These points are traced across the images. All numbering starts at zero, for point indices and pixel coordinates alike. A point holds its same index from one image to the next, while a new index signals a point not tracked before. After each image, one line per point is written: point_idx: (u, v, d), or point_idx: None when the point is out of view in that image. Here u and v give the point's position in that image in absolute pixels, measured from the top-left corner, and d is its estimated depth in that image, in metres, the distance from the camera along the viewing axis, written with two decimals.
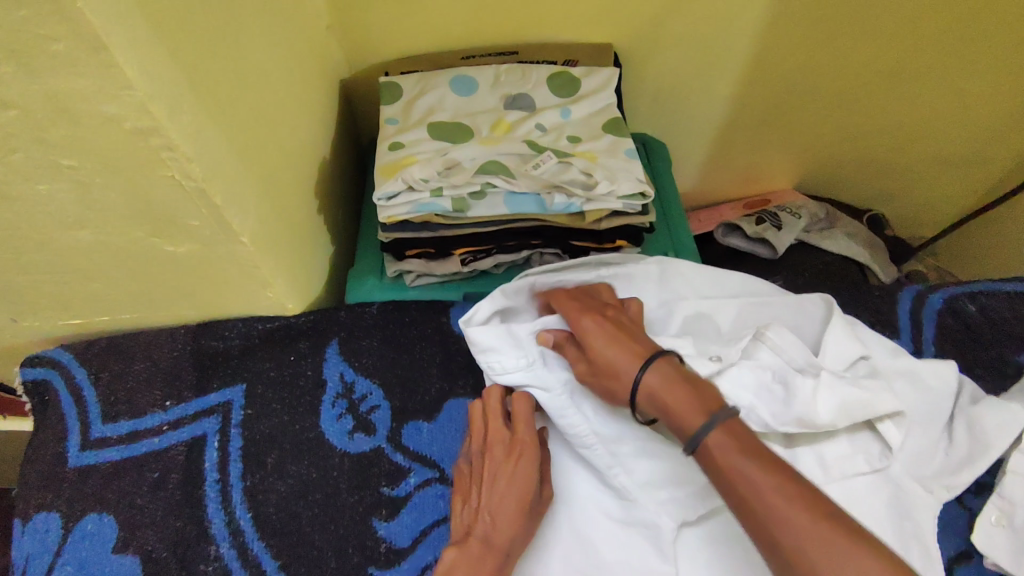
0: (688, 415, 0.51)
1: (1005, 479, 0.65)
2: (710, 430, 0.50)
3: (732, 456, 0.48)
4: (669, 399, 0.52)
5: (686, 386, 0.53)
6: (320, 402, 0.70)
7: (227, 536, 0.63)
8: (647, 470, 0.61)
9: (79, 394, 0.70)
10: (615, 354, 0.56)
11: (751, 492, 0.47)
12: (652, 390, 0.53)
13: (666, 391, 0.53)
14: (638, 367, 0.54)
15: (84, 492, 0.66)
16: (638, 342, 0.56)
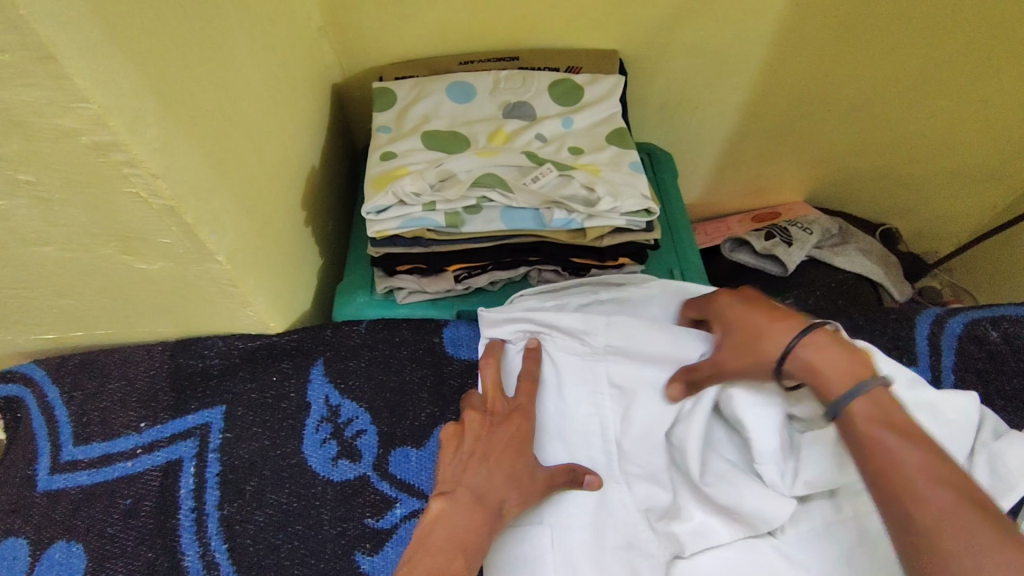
0: (838, 377, 0.50)
1: None
2: (862, 395, 0.49)
3: (878, 427, 0.47)
4: (819, 364, 0.51)
5: (839, 355, 0.51)
6: (302, 426, 0.66)
7: (201, 569, 0.59)
8: (654, 502, 0.60)
9: (51, 413, 0.67)
10: (757, 318, 0.54)
11: (890, 464, 0.45)
12: (801, 357, 0.52)
13: (816, 357, 0.51)
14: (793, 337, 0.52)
15: (52, 519, 0.62)
16: (788, 314, 0.54)
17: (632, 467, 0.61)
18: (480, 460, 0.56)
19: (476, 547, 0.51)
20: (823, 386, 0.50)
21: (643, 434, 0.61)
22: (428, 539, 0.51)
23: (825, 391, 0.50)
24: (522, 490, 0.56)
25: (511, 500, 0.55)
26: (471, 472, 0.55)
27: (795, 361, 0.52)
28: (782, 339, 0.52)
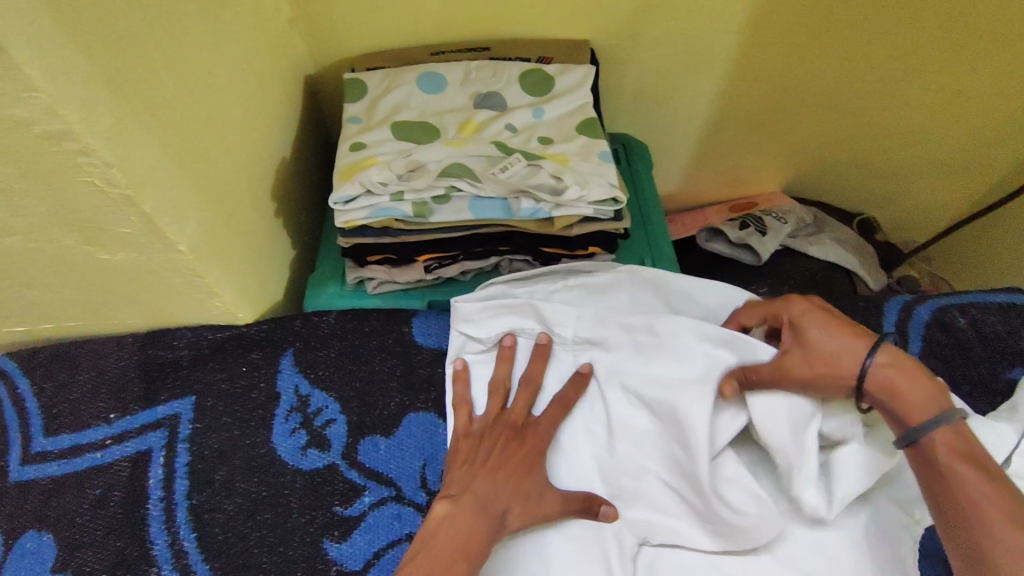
0: (918, 406, 0.52)
1: None
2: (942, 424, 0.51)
3: (956, 455, 0.49)
4: (898, 387, 0.53)
5: (917, 378, 0.53)
6: (272, 416, 0.66)
7: (170, 558, 0.60)
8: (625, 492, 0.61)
9: (22, 406, 0.67)
10: (839, 333, 0.55)
11: (963, 492, 0.48)
12: (880, 376, 0.53)
13: (898, 378, 0.53)
14: (869, 355, 0.54)
15: (22, 509, 0.62)
16: (864, 334, 0.55)
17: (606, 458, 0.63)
18: (490, 471, 0.58)
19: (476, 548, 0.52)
20: (903, 409, 0.52)
21: (623, 434, 0.63)
22: (428, 541, 0.52)
23: (903, 414, 0.52)
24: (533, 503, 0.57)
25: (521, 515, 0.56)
26: (478, 480, 0.57)
27: (876, 380, 0.53)
28: (858, 358, 0.54)
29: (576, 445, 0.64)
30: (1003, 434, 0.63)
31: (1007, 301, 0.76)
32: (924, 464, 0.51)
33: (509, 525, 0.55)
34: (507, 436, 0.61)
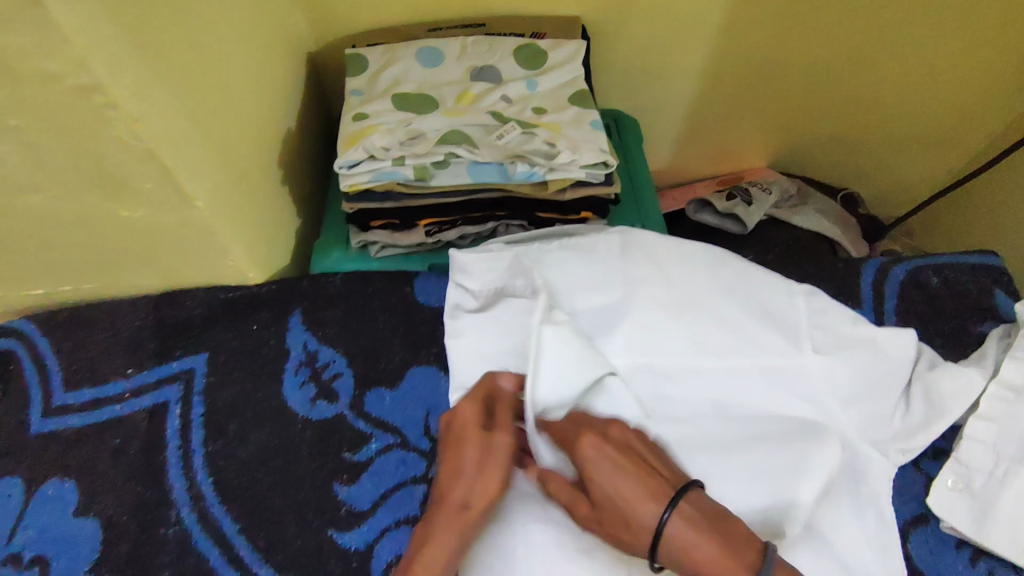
0: (731, 571, 0.46)
1: (962, 444, 0.67)
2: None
3: None
4: (698, 554, 0.46)
5: (715, 537, 0.47)
6: (282, 371, 0.70)
7: (188, 501, 0.63)
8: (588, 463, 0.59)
9: (42, 364, 0.70)
10: (625, 499, 0.49)
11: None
12: (677, 545, 0.47)
13: (694, 546, 0.47)
14: (660, 515, 0.47)
15: (45, 459, 0.65)
16: (658, 478, 0.49)
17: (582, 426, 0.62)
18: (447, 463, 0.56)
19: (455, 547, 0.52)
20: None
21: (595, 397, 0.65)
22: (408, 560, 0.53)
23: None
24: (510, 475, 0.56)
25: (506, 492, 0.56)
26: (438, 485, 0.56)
27: (668, 547, 0.47)
28: (649, 522, 0.48)
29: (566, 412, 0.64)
30: (972, 378, 0.67)
31: (977, 262, 0.81)
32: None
33: (473, 509, 0.54)
34: (463, 410, 0.59)
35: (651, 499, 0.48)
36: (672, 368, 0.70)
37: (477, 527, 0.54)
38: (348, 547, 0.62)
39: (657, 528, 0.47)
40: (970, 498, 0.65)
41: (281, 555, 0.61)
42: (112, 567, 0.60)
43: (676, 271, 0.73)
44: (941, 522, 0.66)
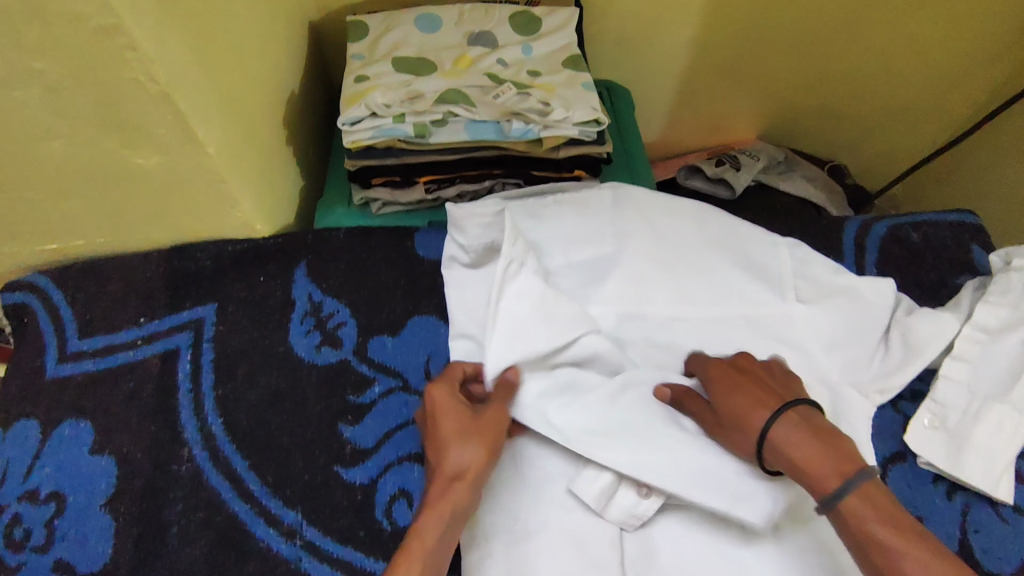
0: (824, 474, 0.51)
1: (938, 385, 0.70)
2: (850, 491, 0.49)
3: (870, 521, 0.49)
4: (797, 454, 0.52)
5: (817, 441, 0.52)
6: (289, 319, 0.73)
7: (200, 440, 0.66)
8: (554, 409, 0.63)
9: (57, 314, 0.73)
10: (739, 401, 0.57)
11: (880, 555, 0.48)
12: (776, 441, 0.53)
13: (793, 445, 0.53)
14: (769, 416, 0.54)
15: (60, 402, 0.68)
16: (771, 394, 0.56)
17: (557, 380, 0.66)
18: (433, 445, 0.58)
19: (434, 524, 0.52)
20: (813, 482, 0.51)
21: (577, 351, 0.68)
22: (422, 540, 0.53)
23: (810, 484, 0.52)
24: (462, 443, 0.56)
25: (467, 454, 0.55)
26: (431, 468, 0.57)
27: (775, 449, 0.54)
28: (756, 421, 0.55)
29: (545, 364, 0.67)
30: (948, 322, 0.70)
31: (957, 220, 0.84)
32: (841, 530, 0.50)
33: (466, 477, 0.54)
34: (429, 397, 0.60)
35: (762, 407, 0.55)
36: (663, 315, 0.74)
37: (475, 493, 0.54)
38: (353, 481, 0.65)
39: (765, 431, 0.54)
40: (944, 435, 0.68)
41: (290, 488, 0.65)
42: (128, 500, 0.64)
43: (665, 224, 0.77)
44: (918, 458, 0.69)
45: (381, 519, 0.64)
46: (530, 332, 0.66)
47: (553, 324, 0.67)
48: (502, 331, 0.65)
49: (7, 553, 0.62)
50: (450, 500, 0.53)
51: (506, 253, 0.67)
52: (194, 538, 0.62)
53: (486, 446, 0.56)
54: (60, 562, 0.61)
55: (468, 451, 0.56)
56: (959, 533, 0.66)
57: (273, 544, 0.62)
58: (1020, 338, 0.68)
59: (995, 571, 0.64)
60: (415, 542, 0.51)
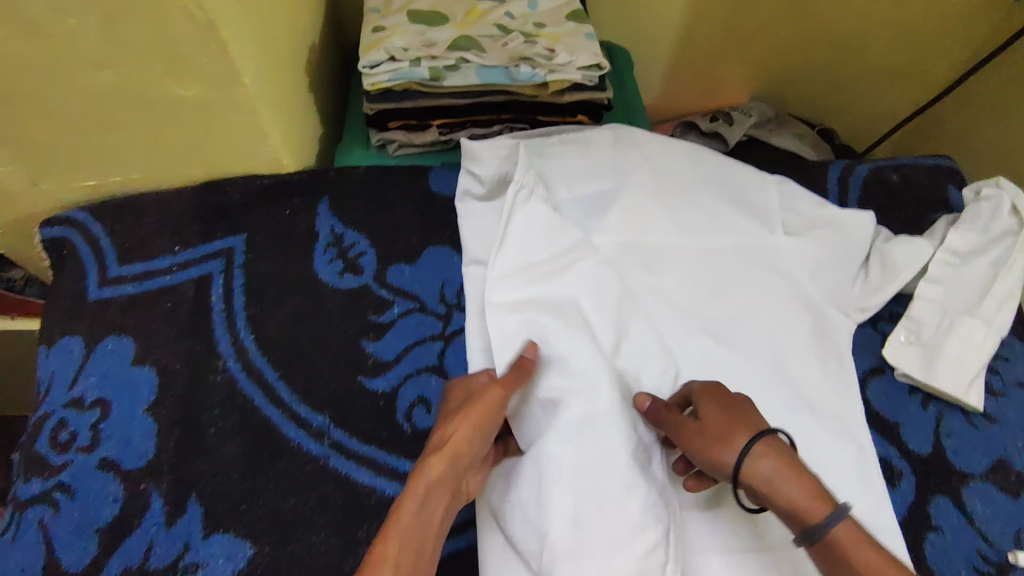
0: (806, 505, 0.53)
1: (914, 304, 0.75)
2: (836, 524, 0.52)
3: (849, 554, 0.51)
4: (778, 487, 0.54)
5: (797, 477, 0.54)
6: (313, 249, 0.78)
7: (233, 353, 0.72)
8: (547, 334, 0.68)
9: (96, 244, 0.78)
10: (724, 424, 0.57)
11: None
12: (758, 473, 0.54)
13: (778, 479, 0.54)
14: (746, 444, 0.55)
15: (102, 320, 0.73)
16: (751, 421, 0.57)
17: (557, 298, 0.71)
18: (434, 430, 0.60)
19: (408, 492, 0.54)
20: (800, 517, 0.53)
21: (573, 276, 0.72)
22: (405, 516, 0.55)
23: (796, 517, 0.53)
24: (446, 422, 0.58)
25: (449, 431, 0.57)
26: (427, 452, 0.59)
27: (760, 486, 0.54)
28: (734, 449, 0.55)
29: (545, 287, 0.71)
30: (922, 247, 0.76)
31: (934, 164, 0.90)
32: (823, 558, 0.53)
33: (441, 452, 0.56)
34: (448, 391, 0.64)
35: (741, 443, 0.55)
36: (661, 244, 0.79)
37: (452, 467, 0.55)
38: (376, 389, 0.71)
39: (748, 472, 0.55)
40: (920, 348, 0.74)
41: (317, 395, 0.71)
42: (168, 406, 0.69)
43: (663, 163, 0.82)
44: (896, 371, 0.75)
45: (401, 421, 0.70)
46: (534, 253, 0.72)
47: (554, 246, 0.73)
48: (510, 248, 0.72)
49: (55, 453, 0.67)
50: (427, 469, 0.55)
51: (518, 180, 0.74)
52: (230, 439, 0.68)
53: (467, 421, 0.57)
54: (105, 459, 0.66)
55: (451, 429, 0.57)
56: (933, 437, 0.72)
57: (304, 444, 0.68)
58: (987, 261, 0.74)
59: (964, 469, 0.71)
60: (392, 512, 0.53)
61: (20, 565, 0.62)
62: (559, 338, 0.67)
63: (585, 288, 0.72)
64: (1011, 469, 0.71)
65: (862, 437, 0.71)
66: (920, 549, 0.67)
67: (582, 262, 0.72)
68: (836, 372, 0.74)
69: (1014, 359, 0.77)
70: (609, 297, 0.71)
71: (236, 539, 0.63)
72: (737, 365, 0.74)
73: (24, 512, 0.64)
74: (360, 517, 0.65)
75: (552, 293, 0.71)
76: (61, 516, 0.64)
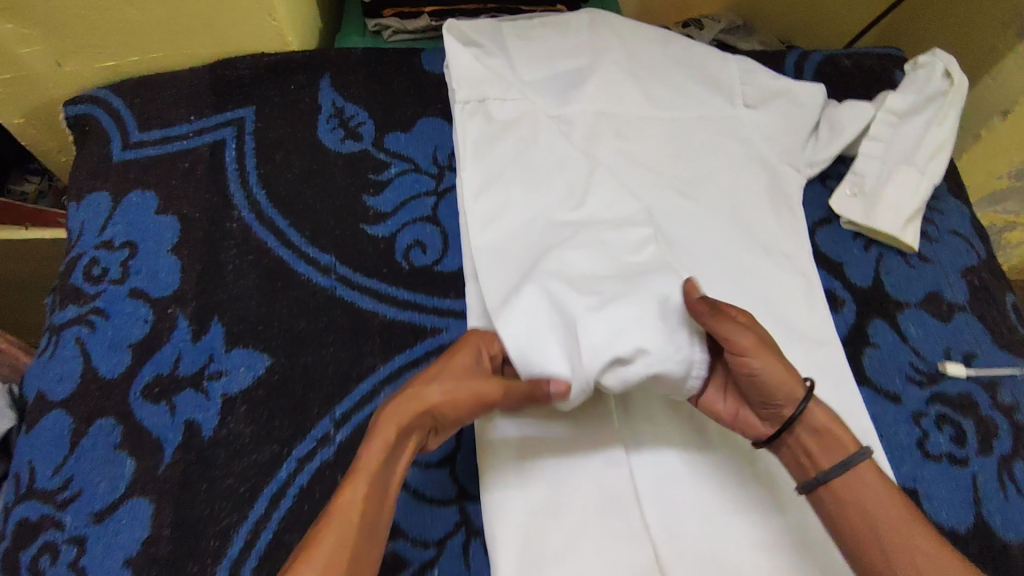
0: (842, 445, 0.62)
1: (858, 161, 0.84)
2: (861, 461, 0.61)
3: (873, 500, 0.59)
4: (819, 426, 0.63)
5: (833, 431, 0.62)
6: (316, 119, 0.86)
7: (248, 205, 0.80)
8: (502, 221, 0.77)
9: (117, 115, 0.85)
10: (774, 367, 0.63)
11: (883, 514, 0.59)
12: (807, 416, 0.63)
13: (822, 424, 0.63)
14: (801, 396, 0.63)
15: (126, 178, 0.81)
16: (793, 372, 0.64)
17: (523, 177, 0.79)
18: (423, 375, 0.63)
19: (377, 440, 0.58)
20: (836, 447, 0.62)
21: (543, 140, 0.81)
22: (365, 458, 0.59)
23: (833, 453, 0.62)
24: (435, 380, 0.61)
25: (433, 391, 0.60)
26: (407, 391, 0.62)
27: (814, 421, 0.63)
28: (793, 394, 0.63)
29: (515, 160, 0.80)
30: (865, 109, 0.85)
31: (885, 53, 0.98)
32: (849, 489, 0.60)
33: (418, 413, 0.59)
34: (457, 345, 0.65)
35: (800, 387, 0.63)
36: (631, 113, 0.87)
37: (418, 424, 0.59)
38: (376, 234, 0.79)
39: (806, 409, 0.63)
40: (862, 198, 0.83)
41: (324, 239, 0.79)
42: (189, 247, 0.77)
43: (634, 43, 0.90)
44: (840, 220, 0.84)
45: (400, 259, 0.78)
46: (510, 129, 0.82)
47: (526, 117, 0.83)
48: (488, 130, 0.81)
49: (89, 285, 0.74)
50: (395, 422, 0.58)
51: (461, 100, 0.83)
52: (246, 273, 0.76)
53: (453, 390, 0.60)
54: (135, 289, 0.74)
55: (437, 390, 0.60)
56: (873, 273, 0.81)
57: (312, 278, 0.76)
58: (923, 119, 0.83)
59: (901, 299, 0.80)
60: (363, 452, 0.57)
61: (60, 374, 0.70)
62: (513, 216, 0.77)
63: (550, 162, 0.80)
64: (942, 299, 0.80)
65: (809, 271, 0.80)
66: (858, 362, 0.76)
67: (547, 135, 0.81)
68: (788, 219, 0.83)
69: (948, 210, 0.86)
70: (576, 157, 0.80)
71: (255, 352, 0.72)
72: (701, 213, 0.82)
73: (62, 333, 0.72)
74: (364, 335, 0.74)
75: (516, 167, 0.80)
76: (97, 334, 0.72)
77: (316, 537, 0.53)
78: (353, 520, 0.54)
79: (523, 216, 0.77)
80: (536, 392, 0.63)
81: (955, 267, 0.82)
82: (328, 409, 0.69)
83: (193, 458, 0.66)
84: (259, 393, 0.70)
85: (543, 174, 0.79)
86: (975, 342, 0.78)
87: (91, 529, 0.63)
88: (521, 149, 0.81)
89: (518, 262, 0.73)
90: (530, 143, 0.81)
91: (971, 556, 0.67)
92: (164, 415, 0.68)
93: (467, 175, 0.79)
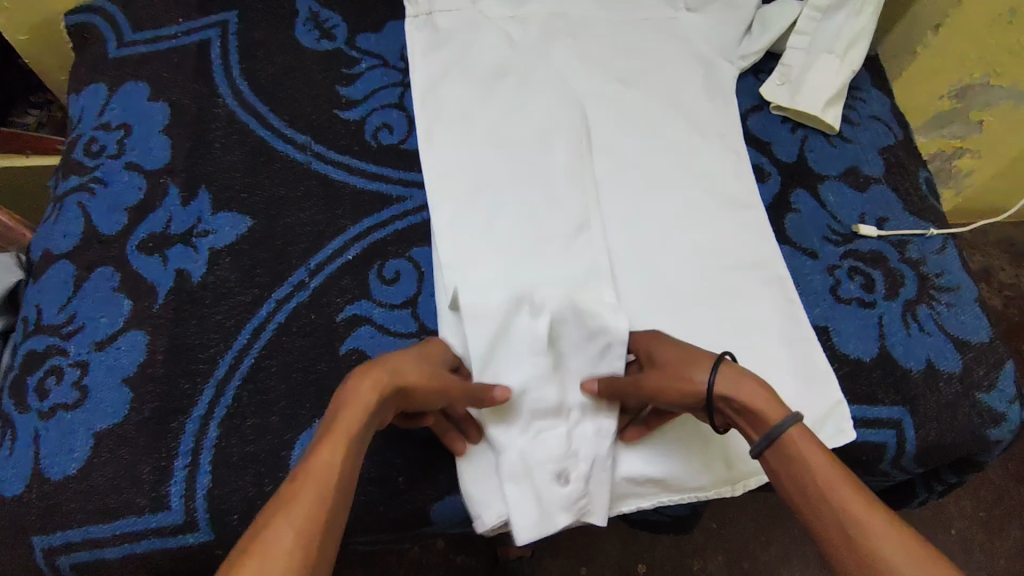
0: (769, 413, 0.60)
1: (787, 53, 0.93)
2: (789, 427, 0.59)
3: (800, 461, 0.57)
4: (739, 396, 0.61)
5: (757, 398, 0.60)
6: (295, 22, 0.94)
7: (231, 92, 0.88)
8: (445, 129, 0.85)
9: (111, 18, 0.93)
10: (683, 369, 0.63)
11: (811, 482, 0.56)
12: (723, 393, 0.61)
13: (737, 391, 0.61)
14: (708, 374, 0.62)
15: (121, 72, 0.89)
16: (702, 356, 0.63)
17: (467, 86, 0.88)
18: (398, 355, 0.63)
19: (346, 428, 0.55)
20: (761, 421, 0.60)
21: (493, 41, 0.91)
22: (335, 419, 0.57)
23: (758, 425, 0.61)
24: (412, 364, 0.62)
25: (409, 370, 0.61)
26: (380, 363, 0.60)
27: (731, 399, 0.61)
28: (700, 379, 0.62)
29: (467, 66, 0.89)
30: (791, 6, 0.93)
31: None
32: (779, 459, 0.59)
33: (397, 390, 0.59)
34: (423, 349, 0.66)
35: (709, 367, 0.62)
36: (581, 14, 0.95)
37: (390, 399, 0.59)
38: (349, 118, 0.88)
39: (717, 388, 0.61)
40: (788, 86, 0.92)
41: (301, 122, 0.87)
42: (178, 128, 0.85)
43: None
44: (769, 106, 0.93)
45: (369, 138, 0.87)
46: (466, 29, 0.91)
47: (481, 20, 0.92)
48: (435, 37, 0.91)
49: (89, 159, 0.83)
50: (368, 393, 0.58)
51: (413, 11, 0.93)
52: (231, 150, 0.84)
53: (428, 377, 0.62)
54: (130, 162, 0.83)
55: (411, 373, 0.61)
56: (799, 151, 0.90)
57: (291, 154, 0.85)
58: (843, 15, 0.91)
59: (822, 172, 0.88)
60: (342, 411, 0.56)
61: (63, 233, 0.79)
62: (455, 127, 0.85)
63: (493, 70, 0.89)
64: (859, 172, 0.89)
65: (739, 148, 0.88)
66: (781, 224, 0.85)
67: (493, 40, 0.91)
68: (722, 105, 0.91)
69: (868, 99, 0.95)
70: (514, 63, 0.90)
71: (238, 215, 0.80)
72: (643, 100, 0.90)
73: (65, 200, 0.81)
74: (337, 202, 0.82)
75: (463, 74, 0.89)
76: (97, 199, 0.80)
77: (293, 495, 0.50)
78: (330, 482, 0.52)
79: (467, 122, 0.86)
80: (481, 396, 0.65)
81: (873, 146, 0.91)
82: (305, 260, 0.78)
83: (183, 299, 0.75)
84: (242, 247, 0.78)
85: (487, 85, 0.88)
86: (888, 208, 0.87)
87: (93, 354, 0.72)
88: (474, 52, 0.90)
89: (459, 173, 0.83)
90: (480, 49, 0.90)
91: (872, 381, 0.76)
92: (157, 264, 0.77)
93: (418, 80, 0.89)
